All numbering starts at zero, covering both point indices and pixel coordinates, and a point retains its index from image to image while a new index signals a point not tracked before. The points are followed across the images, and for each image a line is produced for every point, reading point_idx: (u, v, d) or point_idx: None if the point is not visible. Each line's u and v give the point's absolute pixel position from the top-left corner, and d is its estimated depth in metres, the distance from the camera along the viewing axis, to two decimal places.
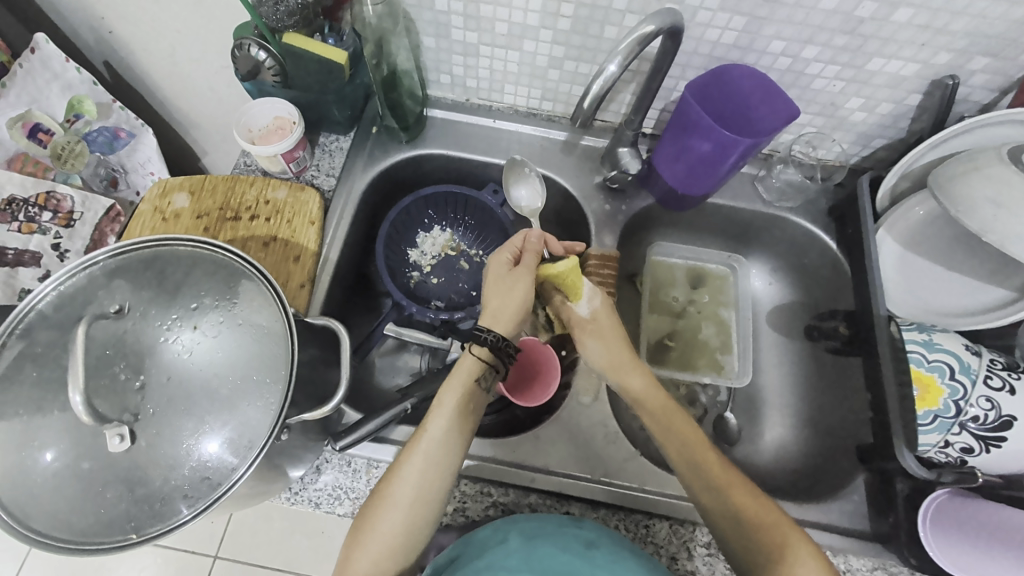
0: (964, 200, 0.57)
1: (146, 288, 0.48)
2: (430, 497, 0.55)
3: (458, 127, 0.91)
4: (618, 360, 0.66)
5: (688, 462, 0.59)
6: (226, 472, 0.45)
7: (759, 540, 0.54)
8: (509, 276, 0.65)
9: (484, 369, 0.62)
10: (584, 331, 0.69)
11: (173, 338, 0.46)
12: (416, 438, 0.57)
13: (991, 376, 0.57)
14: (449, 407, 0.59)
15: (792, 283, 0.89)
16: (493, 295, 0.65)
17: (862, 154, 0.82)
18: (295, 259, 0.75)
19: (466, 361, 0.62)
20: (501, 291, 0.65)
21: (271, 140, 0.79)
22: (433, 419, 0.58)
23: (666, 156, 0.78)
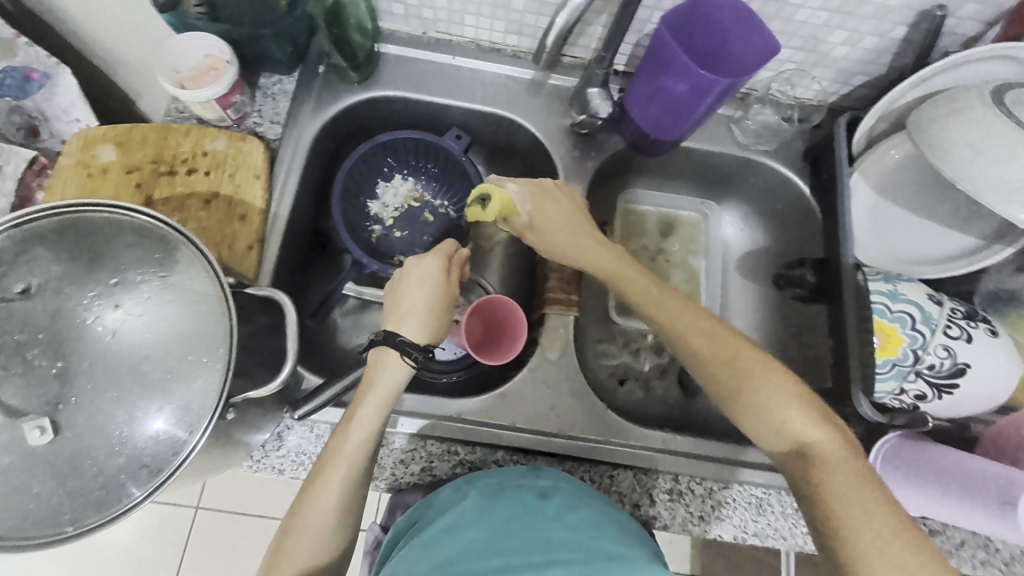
0: (941, 144, 0.55)
1: (59, 262, 0.43)
2: (347, 514, 0.53)
3: (414, 64, 0.83)
4: (578, 244, 0.64)
5: (665, 319, 0.59)
6: (167, 458, 0.43)
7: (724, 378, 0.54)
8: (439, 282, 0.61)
9: (408, 372, 0.57)
10: (533, 234, 0.66)
11: (93, 318, 0.42)
12: (330, 455, 0.53)
13: (951, 325, 0.58)
14: (369, 418, 0.54)
15: (762, 228, 0.88)
16: (419, 299, 0.59)
17: (841, 92, 0.78)
18: (240, 218, 0.70)
19: (391, 360, 0.56)
20: (433, 295, 0.60)
21: (201, 82, 0.71)
22: (349, 432, 0.54)
23: (638, 97, 0.73)
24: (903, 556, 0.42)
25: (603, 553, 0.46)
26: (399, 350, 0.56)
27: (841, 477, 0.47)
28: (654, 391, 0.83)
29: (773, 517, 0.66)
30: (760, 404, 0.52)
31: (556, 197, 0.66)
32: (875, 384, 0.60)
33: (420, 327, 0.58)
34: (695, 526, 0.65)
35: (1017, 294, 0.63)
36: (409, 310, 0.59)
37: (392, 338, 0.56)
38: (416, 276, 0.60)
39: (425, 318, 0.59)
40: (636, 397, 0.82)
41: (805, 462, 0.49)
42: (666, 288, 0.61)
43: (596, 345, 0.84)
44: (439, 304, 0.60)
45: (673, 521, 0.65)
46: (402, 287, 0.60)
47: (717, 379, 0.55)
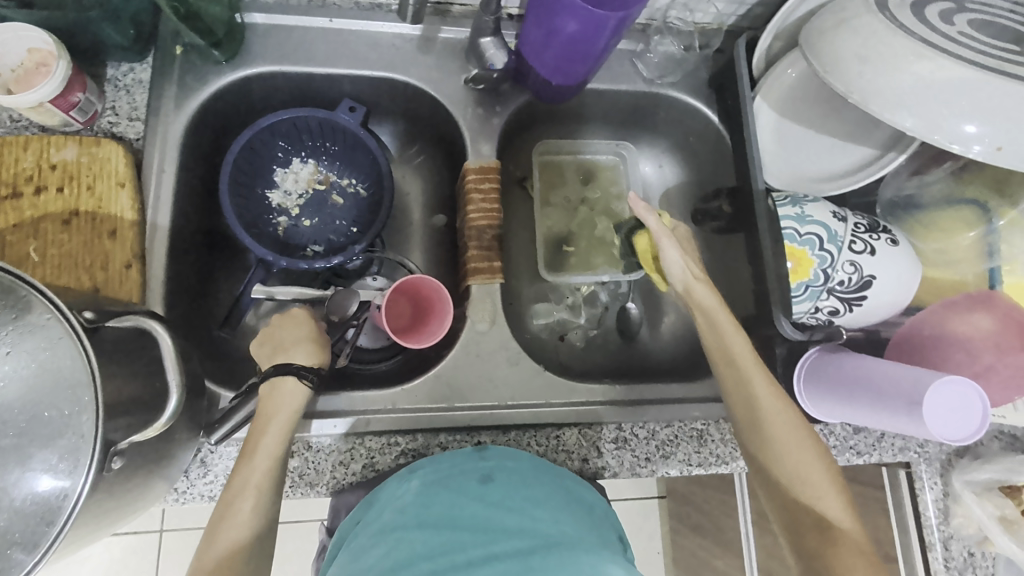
0: (831, 58, 0.53)
1: None
2: (262, 544, 0.51)
3: (286, 33, 0.75)
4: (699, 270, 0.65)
5: (730, 377, 0.59)
6: (40, 530, 0.37)
7: (772, 441, 0.55)
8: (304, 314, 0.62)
9: (307, 394, 0.57)
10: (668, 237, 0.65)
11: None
12: (236, 485, 0.51)
13: (855, 240, 0.59)
14: (272, 444, 0.53)
15: (680, 163, 0.87)
16: (293, 332, 0.60)
17: (738, 12, 0.76)
18: (110, 234, 0.62)
19: (287, 386, 0.56)
20: (305, 325, 0.61)
21: (29, 82, 0.61)
22: (253, 461, 0.52)
23: (534, 43, 0.68)
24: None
25: (540, 538, 0.47)
26: (295, 374, 0.56)
27: (859, 558, 0.48)
28: (594, 341, 0.83)
29: (714, 445, 0.68)
30: (800, 472, 0.53)
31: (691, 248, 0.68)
32: (793, 305, 0.61)
33: (309, 353, 0.59)
34: (643, 468, 0.66)
35: (912, 199, 0.65)
36: (286, 345, 0.59)
37: (285, 366, 0.56)
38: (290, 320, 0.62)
39: (305, 343, 0.59)
40: (577, 349, 0.82)
41: (828, 538, 0.50)
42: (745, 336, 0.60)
43: (530, 307, 0.83)
44: (315, 329, 0.61)
45: (622, 467, 0.66)
46: (276, 331, 0.61)
47: (776, 450, 0.54)
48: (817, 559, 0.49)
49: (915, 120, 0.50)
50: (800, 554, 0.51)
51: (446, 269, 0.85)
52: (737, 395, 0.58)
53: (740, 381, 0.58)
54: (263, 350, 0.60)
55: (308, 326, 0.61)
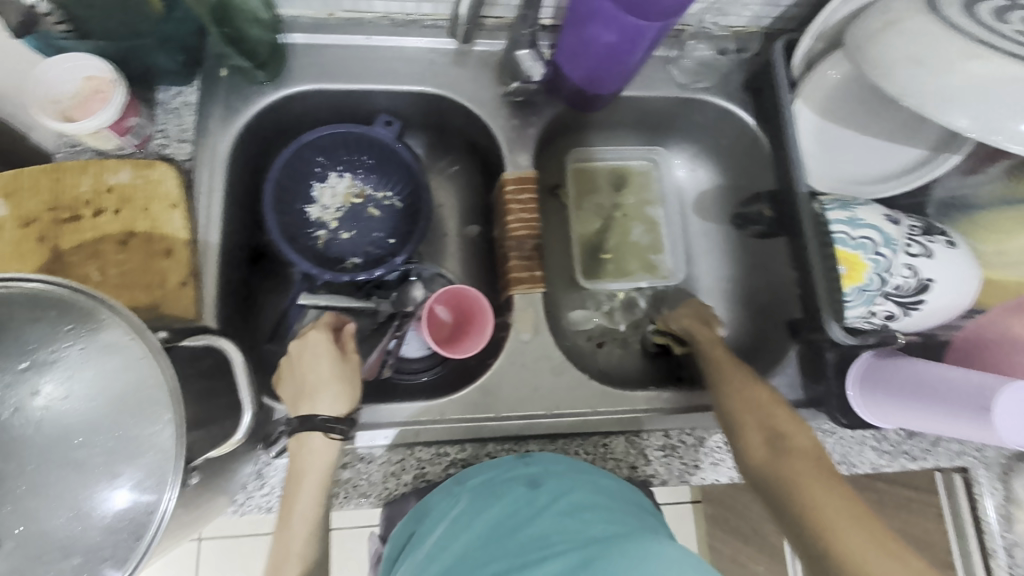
0: (880, 61, 0.53)
1: None
2: None
3: (326, 51, 0.76)
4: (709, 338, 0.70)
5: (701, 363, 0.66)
6: (128, 544, 0.39)
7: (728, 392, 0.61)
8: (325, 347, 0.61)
9: (336, 446, 0.57)
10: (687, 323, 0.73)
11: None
12: (280, 549, 0.54)
13: (912, 244, 0.59)
14: (308, 508, 0.55)
15: (714, 166, 0.87)
16: (315, 373, 0.60)
17: (773, 15, 0.76)
18: (165, 254, 0.64)
19: (315, 442, 0.56)
20: (327, 362, 0.60)
21: (88, 108, 0.63)
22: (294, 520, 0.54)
23: (571, 53, 0.69)
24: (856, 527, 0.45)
25: (596, 538, 0.46)
26: (323, 429, 0.56)
27: (808, 464, 0.51)
28: (632, 347, 0.83)
29: None
30: (756, 410, 0.57)
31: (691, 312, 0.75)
32: (846, 310, 0.60)
33: (335, 398, 0.58)
34: (692, 476, 0.66)
35: (965, 200, 0.64)
36: (311, 388, 0.59)
37: (312, 421, 0.56)
38: (310, 355, 0.60)
39: (327, 384, 0.59)
40: (616, 357, 0.82)
41: (777, 449, 0.53)
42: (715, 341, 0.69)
43: (568, 314, 0.83)
44: (335, 366, 0.60)
45: (670, 475, 0.66)
46: (300, 371, 0.60)
47: (731, 390, 0.60)
48: (776, 475, 0.52)
49: (971, 119, 0.49)
50: (763, 484, 0.53)
51: (483, 278, 0.86)
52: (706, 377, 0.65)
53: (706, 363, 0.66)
54: (292, 390, 0.60)
55: (328, 365, 0.60)
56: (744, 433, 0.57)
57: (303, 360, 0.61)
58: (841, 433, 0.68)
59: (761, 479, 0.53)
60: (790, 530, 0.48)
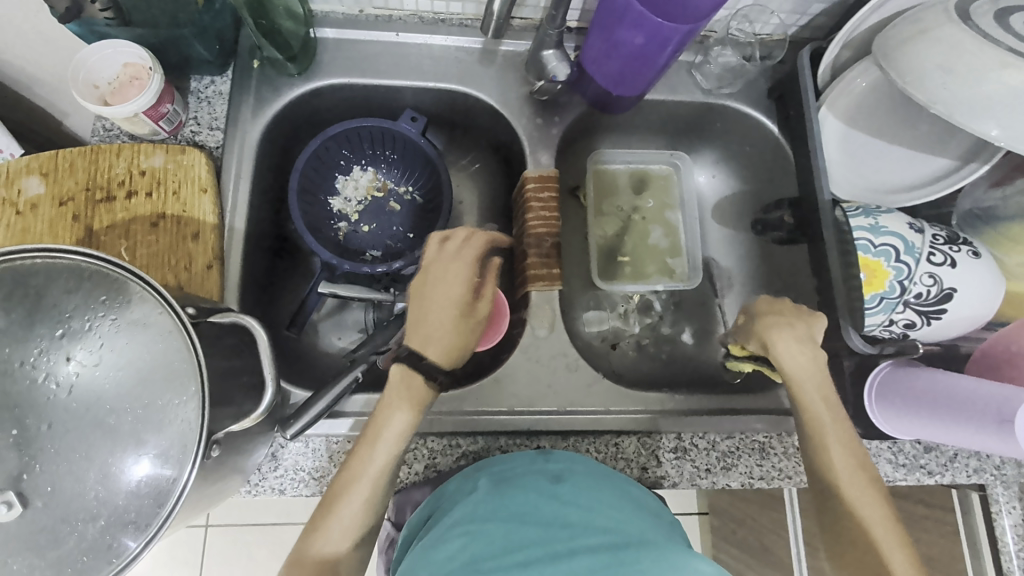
0: (910, 69, 0.53)
1: (8, 318, 0.40)
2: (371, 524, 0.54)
3: (356, 47, 0.78)
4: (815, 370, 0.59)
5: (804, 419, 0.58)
6: (152, 511, 0.40)
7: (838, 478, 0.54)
8: (460, 277, 0.61)
9: (433, 394, 0.58)
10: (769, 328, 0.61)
11: (21, 359, 0.39)
12: (354, 468, 0.53)
13: (934, 252, 0.58)
14: (394, 435, 0.55)
15: (734, 173, 0.87)
16: (443, 302, 0.59)
17: (800, 23, 0.76)
18: (193, 237, 0.65)
19: (416, 381, 0.57)
20: (456, 301, 0.60)
21: (127, 94, 0.65)
22: (363, 476, 0.53)
23: (598, 55, 0.70)
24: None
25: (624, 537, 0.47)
26: (425, 375, 0.57)
27: None
28: (646, 350, 0.83)
29: (777, 459, 0.67)
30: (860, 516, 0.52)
31: (801, 316, 0.61)
32: (865, 318, 0.60)
33: (450, 355, 0.59)
34: (703, 479, 0.66)
35: (993, 210, 0.61)
36: (429, 310, 0.59)
37: (416, 360, 0.57)
38: (444, 281, 0.60)
39: (446, 320, 0.59)
40: (629, 359, 0.82)
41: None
42: (823, 375, 0.59)
43: (583, 314, 0.83)
44: (462, 310, 0.60)
45: (681, 477, 0.65)
46: (430, 309, 0.59)
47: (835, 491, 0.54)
48: None
49: (1002, 129, 0.49)
50: None
51: None
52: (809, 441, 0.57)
53: (811, 420, 0.57)
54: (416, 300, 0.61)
55: (456, 300, 0.60)
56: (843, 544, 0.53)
57: (436, 279, 0.61)
58: None
59: None
60: None
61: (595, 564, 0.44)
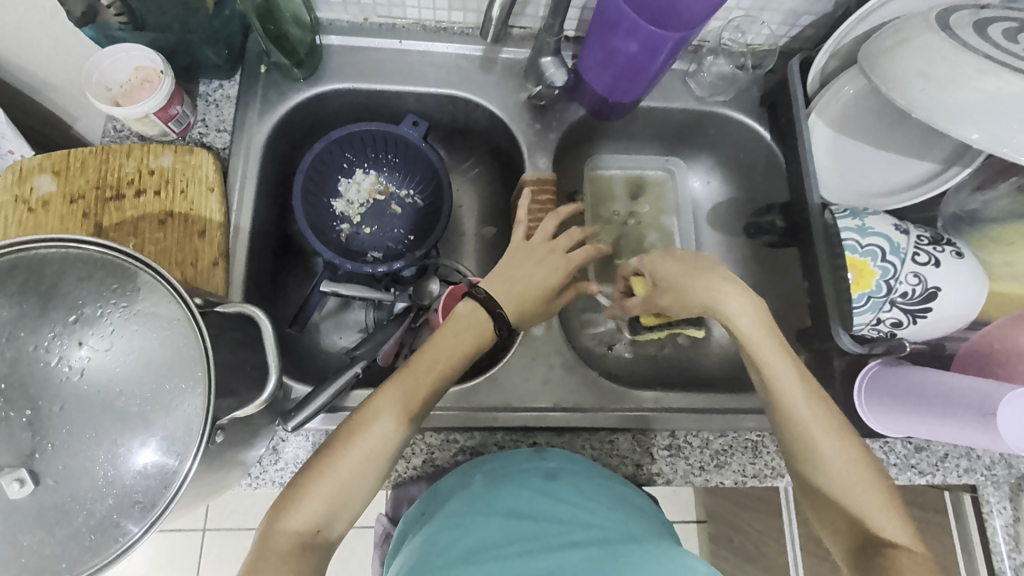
0: (893, 75, 0.55)
1: (25, 305, 0.41)
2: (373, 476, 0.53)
3: (360, 53, 0.80)
4: (763, 323, 0.60)
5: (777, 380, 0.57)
6: (160, 491, 0.41)
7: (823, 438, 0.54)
8: (554, 258, 0.67)
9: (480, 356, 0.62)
10: (687, 277, 0.64)
11: (36, 343, 0.41)
12: (367, 416, 0.54)
13: (919, 252, 0.59)
14: (395, 406, 0.54)
15: (728, 179, 0.89)
16: (536, 270, 0.66)
17: (790, 34, 0.79)
18: (200, 234, 0.67)
19: (462, 340, 0.60)
20: (547, 281, 0.66)
21: (136, 96, 0.67)
22: (343, 464, 0.52)
23: (594, 62, 0.72)
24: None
25: (618, 535, 0.48)
26: (496, 331, 0.63)
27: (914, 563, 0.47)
28: (642, 352, 0.84)
29: (770, 457, 0.68)
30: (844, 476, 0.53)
31: (710, 266, 0.64)
32: (853, 317, 0.62)
33: (521, 313, 0.65)
34: (697, 477, 0.67)
35: (977, 213, 0.63)
36: (523, 267, 0.65)
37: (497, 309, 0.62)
38: (544, 257, 0.67)
39: (532, 284, 0.65)
40: (625, 360, 0.83)
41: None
42: (776, 332, 0.59)
43: (580, 315, 0.84)
44: (546, 288, 0.66)
45: (675, 474, 0.66)
46: (524, 266, 0.66)
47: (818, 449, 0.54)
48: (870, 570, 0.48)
49: (982, 132, 0.50)
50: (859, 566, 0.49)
51: None
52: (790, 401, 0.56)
53: (789, 378, 0.57)
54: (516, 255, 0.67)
55: (546, 277, 0.66)
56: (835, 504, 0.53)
57: (539, 248, 0.68)
58: None
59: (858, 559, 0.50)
60: None
61: (591, 561, 0.45)
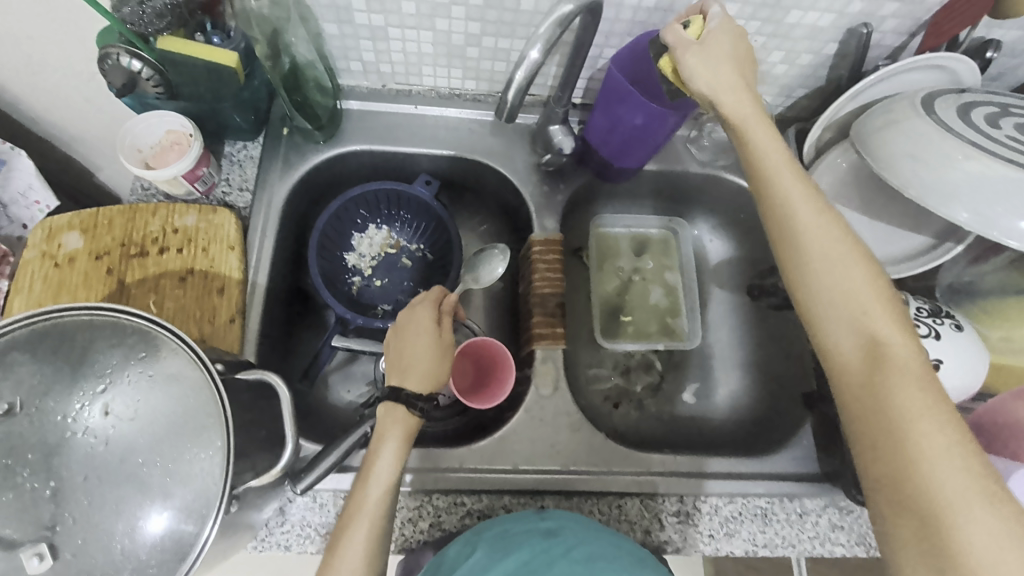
0: (885, 155, 0.58)
1: (56, 374, 0.43)
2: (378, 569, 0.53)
3: (378, 117, 0.85)
4: (759, 124, 0.57)
5: (770, 185, 0.55)
6: (174, 564, 0.42)
7: (825, 246, 0.52)
8: (420, 326, 0.62)
9: (417, 421, 0.58)
10: (716, 64, 0.57)
11: (64, 413, 0.42)
12: (352, 511, 0.53)
13: (919, 324, 0.61)
14: (385, 474, 0.55)
15: (730, 239, 0.92)
16: (409, 349, 0.61)
17: (785, 104, 0.83)
18: (218, 292, 0.69)
19: (397, 413, 0.57)
20: (423, 342, 0.61)
21: (166, 158, 0.70)
22: (346, 555, 0.52)
23: (598, 131, 0.75)
24: (993, 475, 0.42)
25: None
26: (404, 403, 0.58)
27: (911, 382, 0.46)
28: (647, 410, 0.84)
29: (779, 526, 0.67)
30: (844, 284, 0.50)
31: (746, 61, 0.59)
32: None
33: (427, 376, 0.60)
34: (706, 545, 0.66)
35: (972, 285, 0.68)
36: (401, 360, 0.61)
37: (397, 394, 0.58)
38: (408, 329, 0.62)
39: (416, 363, 0.60)
40: (631, 418, 0.83)
41: (894, 369, 0.47)
42: (772, 132, 0.57)
43: (585, 372, 0.85)
44: (430, 351, 0.61)
45: (685, 542, 0.66)
46: (403, 344, 0.61)
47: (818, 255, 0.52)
48: (864, 388, 0.48)
49: (970, 213, 0.53)
50: (851, 387, 0.49)
51: (506, 332, 0.89)
52: (790, 208, 0.53)
53: (784, 181, 0.54)
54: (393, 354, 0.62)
55: (422, 346, 0.61)
56: (833, 320, 0.51)
57: (401, 334, 0.63)
58: (860, 513, 0.68)
59: (849, 379, 0.49)
60: (873, 462, 0.47)
61: None
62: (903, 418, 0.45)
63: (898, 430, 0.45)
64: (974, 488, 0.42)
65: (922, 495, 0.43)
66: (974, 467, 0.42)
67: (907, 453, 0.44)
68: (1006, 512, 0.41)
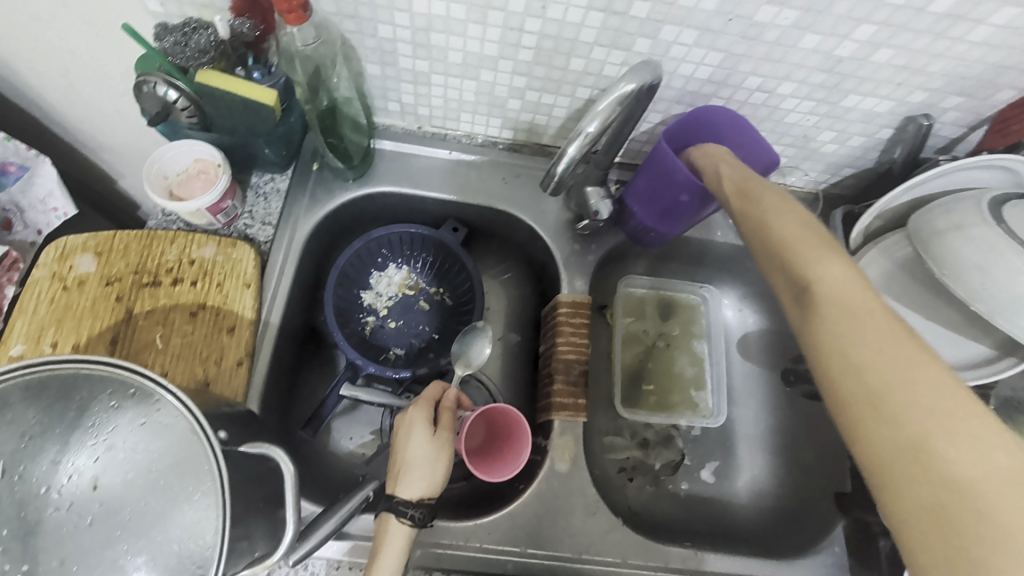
0: (952, 264, 0.54)
1: (48, 437, 0.40)
2: None
3: (410, 159, 0.83)
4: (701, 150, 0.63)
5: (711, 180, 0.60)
6: None
7: (752, 215, 0.54)
8: (417, 426, 0.60)
9: (411, 530, 0.57)
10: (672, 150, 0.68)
11: (48, 486, 0.40)
12: None
13: None
14: None
15: (761, 312, 0.88)
16: (406, 453, 0.59)
17: (830, 181, 0.81)
18: (228, 331, 0.66)
19: (391, 523, 0.56)
20: (418, 444, 0.59)
21: (192, 188, 0.68)
22: None
23: (639, 196, 0.73)
24: (946, 403, 0.38)
25: None
26: (395, 511, 0.56)
27: (839, 319, 0.44)
28: (663, 486, 0.79)
29: None
30: (772, 241, 0.51)
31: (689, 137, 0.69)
32: None
33: (424, 481, 0.58)
34: None
35: None
36: (400, 464, 0.59)
37: (390, 502, 0.57)
38: (405, 429, 0.60)
39: (414, 468, 0.58)
40: (645, 495, 0.78)
41: (822, 316, 0.45)
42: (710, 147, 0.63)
43: (601, 439, 0.80)
44: (427, 453, 0.59)
45: None
46: (399, 448, 0.60)
47: (750, 224, 0.54)
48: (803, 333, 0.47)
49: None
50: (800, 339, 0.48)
51: (520, 390, 0.85)
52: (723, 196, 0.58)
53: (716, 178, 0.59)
54: (394, 457, 0.61)
55: (419, 447, 0.59)
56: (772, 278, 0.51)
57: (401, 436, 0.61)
58: None
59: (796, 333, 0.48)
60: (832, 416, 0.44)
61: None
62: (839, 368, 0.43)
63: (837, 379, 0.43)
64: (914, 420, 0.38)
65: (866, 448, 0.41)
66: (912, 395, 0.39)
67: (845, 408, 0.42)
68: (958, 445, 0.37)
